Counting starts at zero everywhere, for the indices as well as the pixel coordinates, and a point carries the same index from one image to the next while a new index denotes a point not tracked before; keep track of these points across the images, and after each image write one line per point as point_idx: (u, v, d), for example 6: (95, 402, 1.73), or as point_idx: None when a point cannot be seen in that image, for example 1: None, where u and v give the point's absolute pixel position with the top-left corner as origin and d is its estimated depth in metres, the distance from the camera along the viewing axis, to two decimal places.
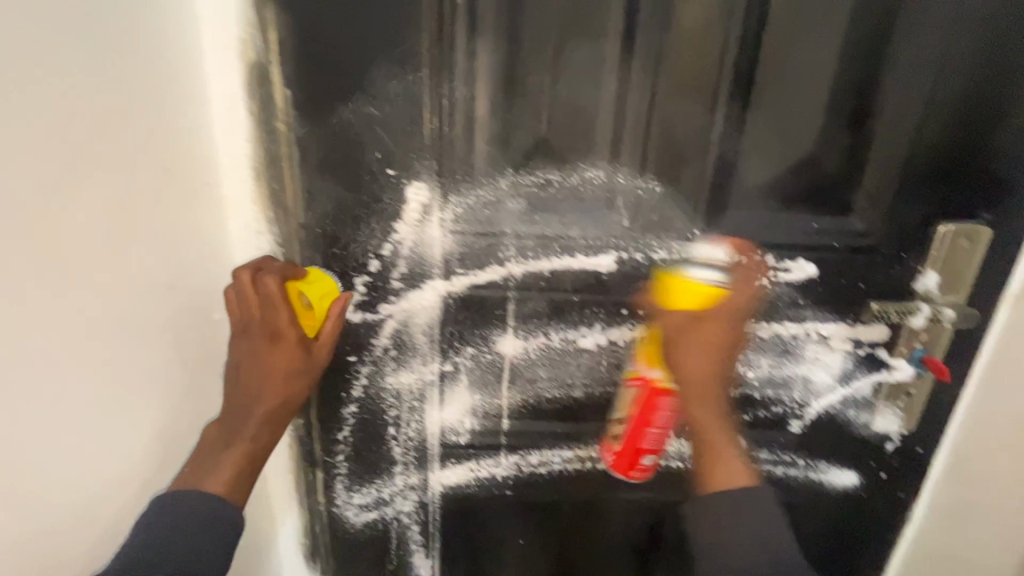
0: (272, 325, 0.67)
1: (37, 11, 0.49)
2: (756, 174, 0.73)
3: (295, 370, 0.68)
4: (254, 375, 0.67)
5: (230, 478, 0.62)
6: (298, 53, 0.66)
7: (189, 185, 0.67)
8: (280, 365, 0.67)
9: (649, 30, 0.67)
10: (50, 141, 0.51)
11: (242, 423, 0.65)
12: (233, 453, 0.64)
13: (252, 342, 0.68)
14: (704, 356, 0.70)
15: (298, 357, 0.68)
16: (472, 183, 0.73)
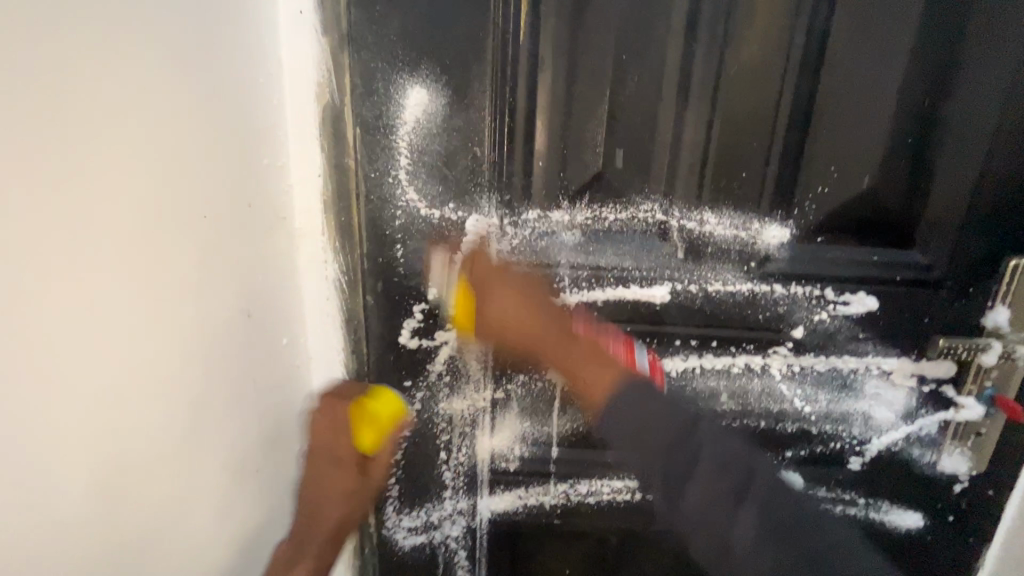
0: (333, 450, 0.72)
1: (163, 66, 0.53)
2: (814, 207, 0.73)
3: (352, 491, 0.72)
4: (322, 493, 0.72)
5: None
6: (370, 95, 0.71)
7: (267, 218, 0.71)
8: (339, 489, 0.72)
9: (706, 68, 0.69)
10: (167, 185, 0.55)
11: (312, 541, 0.71)
12: (302, 568, 0.70)
13: (336, 464, 0.72)
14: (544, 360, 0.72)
15: (355, 481, 0.72)
16: (528, 216, 0.76)
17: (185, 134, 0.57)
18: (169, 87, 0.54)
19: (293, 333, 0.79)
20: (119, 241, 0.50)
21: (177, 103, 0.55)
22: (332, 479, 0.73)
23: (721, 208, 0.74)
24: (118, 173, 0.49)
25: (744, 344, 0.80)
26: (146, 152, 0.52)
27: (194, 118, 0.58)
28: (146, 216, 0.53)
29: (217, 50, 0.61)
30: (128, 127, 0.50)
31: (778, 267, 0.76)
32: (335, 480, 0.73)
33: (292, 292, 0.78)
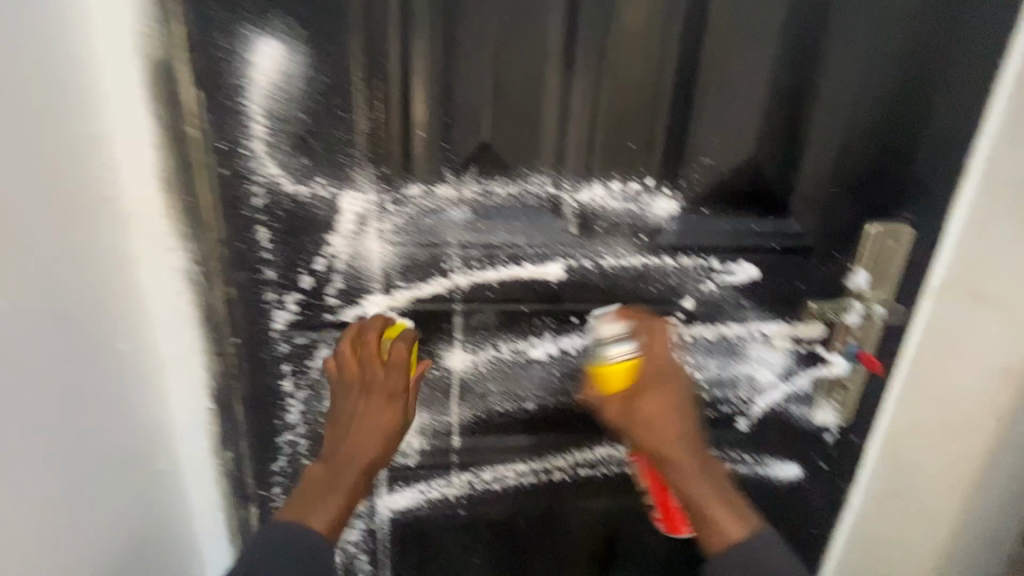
0: (391, 385, 0.68)
1: None
2: (699, 179, 0.73)
3: (395, 429, 0.69)
4: (374, 431, 0.68)
5: (331, 521, 0.64)
6: (207, 50, 0.59)
7: (81, 200, 0.58)
8: (382, 426, 0.68)
9: (591, 31, 0.65)
10: None
11: (345, 469, 0.66)
12: (337, 497, 0.65)
13: (373, 397, 0.68)
14: (667, 418, 0.70)
15: (397, 417, 0.69)
16: (411, 191, 0.69)
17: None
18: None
19: (134, 337, 0.67)
20: None
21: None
22: (371, 413, 0.68)
23: (612, 181, 0.72)
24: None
25: None
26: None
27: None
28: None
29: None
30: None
31: (668, 239, 0.76)
32: (374, 411, 0.68)
33: (128, 287, 0.65)
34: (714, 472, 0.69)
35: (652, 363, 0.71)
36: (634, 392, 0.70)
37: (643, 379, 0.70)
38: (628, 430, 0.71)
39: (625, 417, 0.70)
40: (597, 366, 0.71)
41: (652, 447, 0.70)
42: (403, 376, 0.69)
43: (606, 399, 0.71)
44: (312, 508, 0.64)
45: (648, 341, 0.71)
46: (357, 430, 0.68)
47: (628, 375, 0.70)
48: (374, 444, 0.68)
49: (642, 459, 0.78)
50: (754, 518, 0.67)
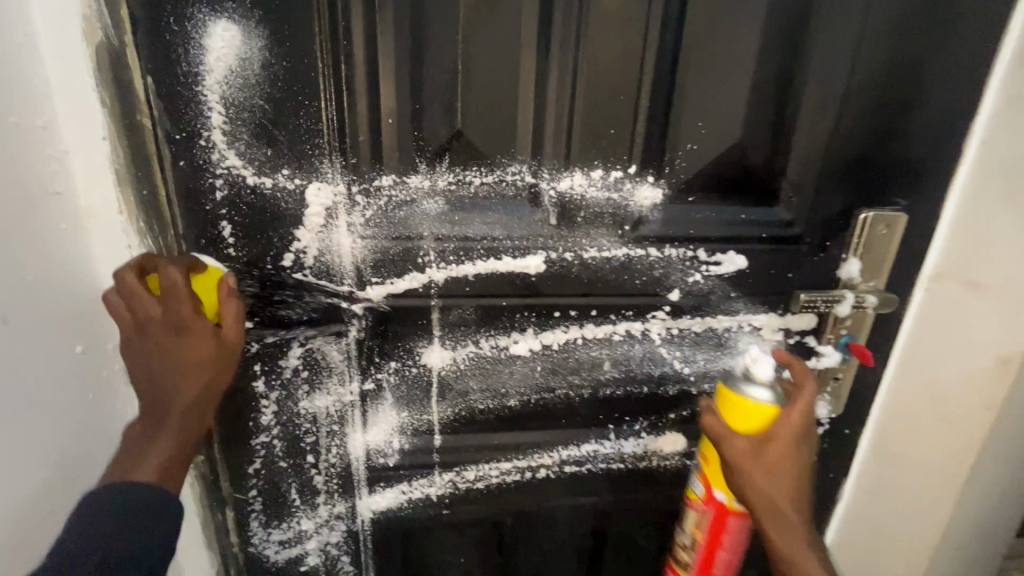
0: (172, 319, 0.58)
1: None
2: (684, 166, 0.70)
3: (219, 362, 0.60)
4: (174, 367, 0.59)
5: (161, 465, 0.59)
6: (158, 34, 0.56)
7: (28, 196, 0.55)
8: (191, 357, 0.59)
9: (567, 10, 0.62)
10: None
11: (162, 405, 0.60)
12: (165, 436, 0.60)
13: (156, 335, 0.59)
14: (772, 484, 0.71)
15: (213, 351, 0.59)
16: (382, 183, 0.66)
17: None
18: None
19: (93, 339, 0.63)
20: None
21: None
22: (172, 348, 0.58)
23: (592, 169, 0.69)
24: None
25: (624, 311, 0.77)
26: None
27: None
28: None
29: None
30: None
31: (652, 229, 0.73)
32: (182, 345, 0.59)
33: (88, 288, 0.62)
34: (808, 523, 0.74)
35: (799, 415, 0.71)
36: (773, 430, 0.70)
37: (784, 422, 0.70)
38: (742, 470, 0.71)
39: (755, 462, 0.70)
40: (734, 403, 0.71)
41: (759, 504, 0.71)
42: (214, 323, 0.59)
43: (739, 432, 0.70)
44: (141, 445, 0.60)
45: (805, 389, 0.73)
46: (171, 356, 0.59)
47: (771, 423, 0.70)
48: (196, 376, 0.60)
49: (716, 506, 0.76)
50: (825, 557, 0.74)
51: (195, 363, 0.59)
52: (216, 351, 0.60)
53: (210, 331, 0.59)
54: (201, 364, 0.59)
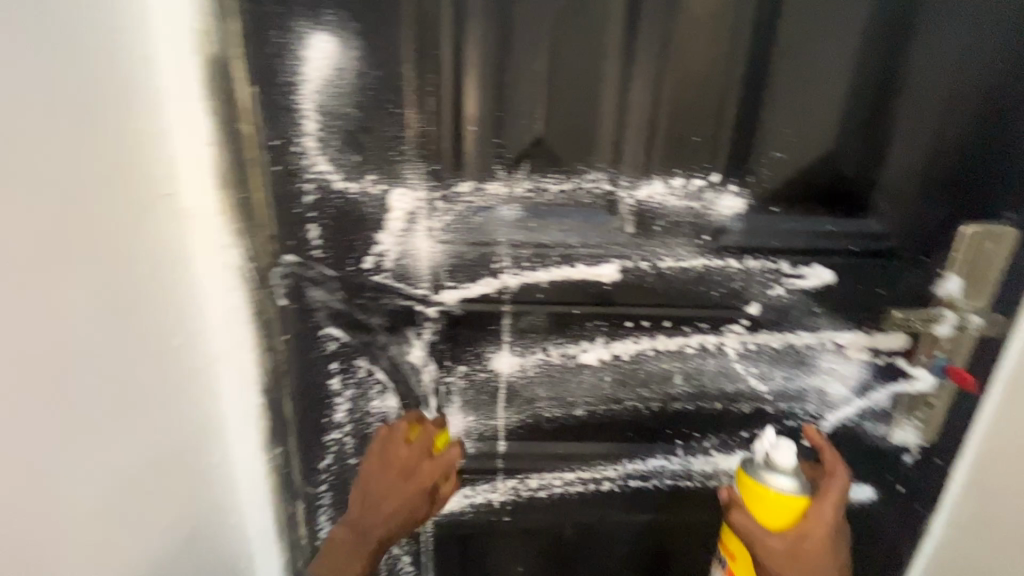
0: (415, 471, 0.68)
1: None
2: (769, 174, 0.68)
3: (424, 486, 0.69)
4: (389, 496, 0.68)
5: (359, 570, 0.71)
6: (263, 46, 0.59)
7: (143, 196, 0.59)
8: (412, 490, 0.68)
9: (654, 16, 0.61)
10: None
11: (371, 529, 0.69)
12: (363, 559, 0.71)
13: (388, 473, 0.68)
14: None
15: (427, 481, 0.68)
16: (461, 188, 0.67)
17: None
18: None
19: (190, 332, 0.67)
20: None
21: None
22: (393, 492, 0.68)
23: (673, 177, 0.67)
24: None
25: (699, 323, 0.75)
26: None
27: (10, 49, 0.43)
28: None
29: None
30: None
31: (733, 239, 0.70)
32: (399, 488, 0.68)
33: (188, 283, 0.66)
34: None
35: (835, 507, 0.65)
36: (809, 532, 0.64)
37: (817, 523, 0.64)
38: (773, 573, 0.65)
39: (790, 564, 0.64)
40: (761, 495, 0.66)
41: None
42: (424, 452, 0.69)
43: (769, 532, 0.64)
44: (342, 562, 0.70)
45: (836, 476, 0.67)
46: (387, 497, 0.68)
47: (804, 517, 0.65)
48: (399, 514, 0.69)
49: None
50: None
51: (396, 512, 0.69)
52: (411, 455, 0.69)
53: (427, 500, 0.71)
54: (402, 521, 0.70)
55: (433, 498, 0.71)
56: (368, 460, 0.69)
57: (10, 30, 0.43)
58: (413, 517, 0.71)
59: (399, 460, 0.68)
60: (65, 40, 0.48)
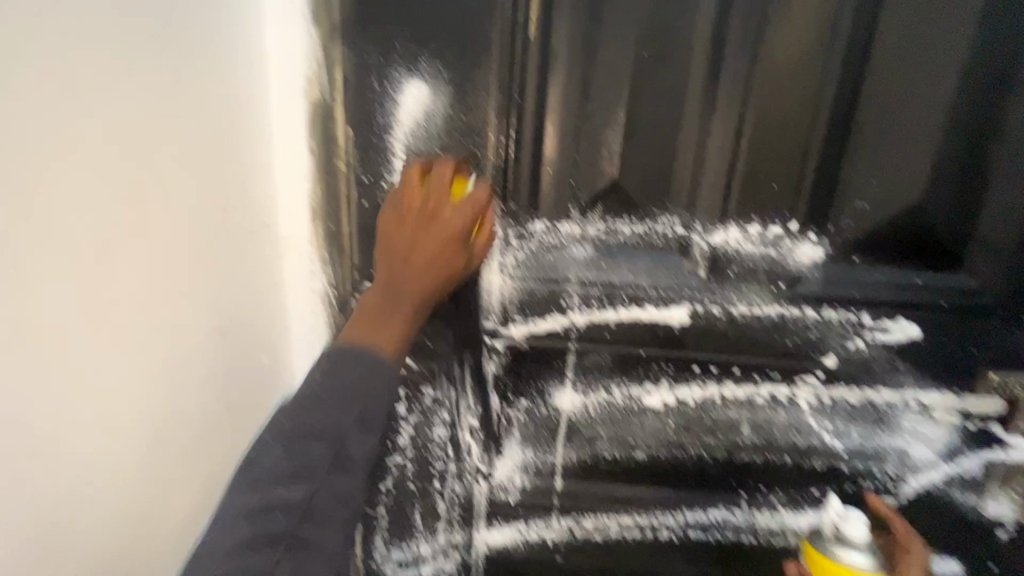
0: (444, 224, 0.59)
1: (132, 55, 0.48)
2: (851, 225, 0.66)
3: (453, 239, 0.59)
4: (415, 248, 0.58)
5: (401, 337, 0.57)
6: (363, 92, 0.64)
7: (247, 225, 0.64)
8: (438, 233, 0.58)
9: (735, 68, 0.62)
10: (130, 191, 0.49)
11: (388, 309, 0.57)
12: (393, 328, 0.57)
13: (414, 223, 0.59)
14: None
15: (456, 241, 0.59)
16: (535, 228, 0.69)
17: (130, 116, 0.48)
18: (105, 59, 0.45)
19: (274, 351, 0.72)
20: (63, 252, 0.44)
21: (119, 76, 0.47)
22: (422, 241, 0.58)
23: (749, 224, 0.67)
24: (33, 156, 0.41)
25: (770, 372, 0.73)
26: (73, 136, 0.44)
27: (148, 100, 0.50)
28: (72, 212, 0.44)
29: (184, 26, 0.52)
30: (40, 101, 0.41)
31: (810, 289, 0.69)
32: (428, 225, 0.59)
33: (276, 306, 0.71)
34: None
35: None
36: None
37: None
38: None
39: None
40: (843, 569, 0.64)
41: None
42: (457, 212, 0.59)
43: None
44: (377, 322, 0.57)
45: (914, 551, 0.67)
46: (415, 255, 0.58)
47: None
48: (429, 274, 0.58)
49: None
50: None
51: (433, 263, 0.59)
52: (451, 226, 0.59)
53: (461, 241, 0.60)
54: (440, 278, 0.60)
55: (464, 271, 0.62)
56: (388, 272, 0.59)
57: (152, 83, 0.50)
58: (451, 277, 0.60)
59: (426, 207, 0.59)
60: (196, 88, 0.54)
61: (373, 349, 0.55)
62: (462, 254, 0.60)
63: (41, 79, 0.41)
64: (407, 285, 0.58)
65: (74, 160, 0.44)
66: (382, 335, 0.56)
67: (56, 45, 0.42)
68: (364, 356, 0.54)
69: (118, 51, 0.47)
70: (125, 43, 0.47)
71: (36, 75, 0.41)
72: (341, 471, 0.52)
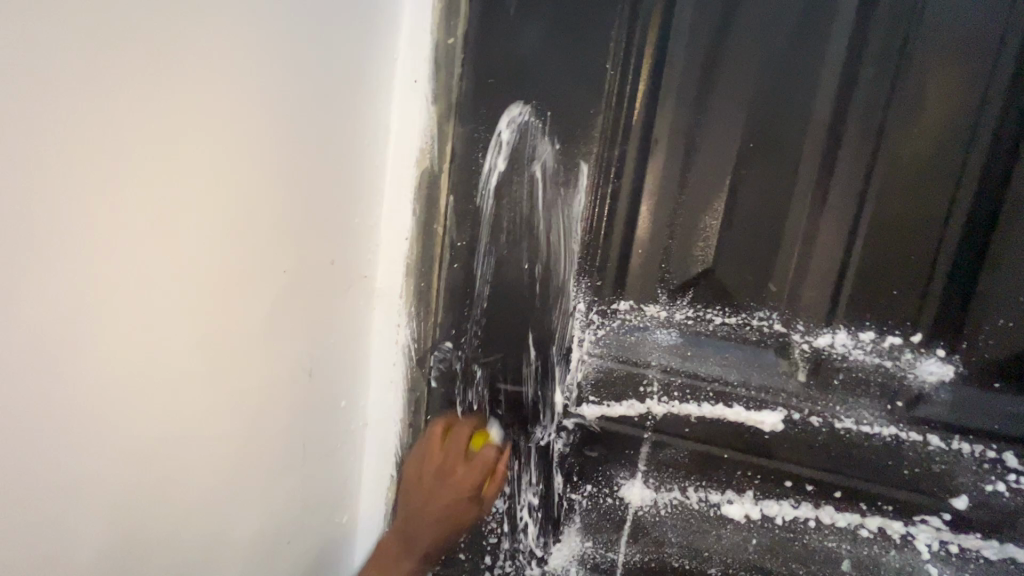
0: (456, 483, 0.69)
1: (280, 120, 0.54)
2: (990, 344, 0.58)
3: (463, 496, 0.69)
4: (436, 479, 0.70)
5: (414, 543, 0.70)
6: (467, 163, 0.68)
7: (349, 276, 0.69)
8: (446, 495, 0.69)
9: (852, 164, 0.59)
10: (256, 246, 0.54)
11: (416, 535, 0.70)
12: (422, 514, 0.70)
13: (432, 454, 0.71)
14: None
15: (464, 501, 0.70)
16: (619, 307, 0.67)
17: (275, 174, 0.55)
18: (264, 124, 0.52)
19: (352, 395, 0.75)
20: (199, 299, 0.49)
21: (265, 141, 0.53)
22: (437, 495, 0.69)
23: (863, 330, 0.61)
24: (196, 203, 0.47)
25: (881, 504, 0.63)
26: (231, 189, 0.50)
27: (290, 159, 0.56)
28: (216, 256, 0.50)
29: (327, 101, 0.60)
30: (211, 164, 0.48)
31: (935, 412, 0.60)
32: (444, 484, 0.70)
33: (361, 352, 0.75)
34: None
35: None
36: None
37: None
38: None
39: None
40: None
41: None
42: (477, 476, 0.69)
43: None
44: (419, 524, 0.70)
45: None
46: (436, 495, 0.70)
47: None
48: (443, 499, 0.69)
49: None
50: None
51: (443, 517, 0.70)
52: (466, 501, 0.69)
53: (472, 500, 0.70)
54: (448, 522, 0.70)
55: (471, 519, 0.71)
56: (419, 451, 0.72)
57: (289, 146, 0.56)
58: (461, 516, 0.70)
59: (449, 463, 0.70)
60: (325, 152, 0.61)
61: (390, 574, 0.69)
62: (470, 506, 0.70)
63: (214, 138, 0.47)
64: (426, 510, 0.70)
65: (227, 210, 0.50)
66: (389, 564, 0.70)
67: (233, 110, 0.48)
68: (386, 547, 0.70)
69: (274, 120, 0.53)
70: (280, 111, 0.54)
71: (214, 136, 0.47)
72: None
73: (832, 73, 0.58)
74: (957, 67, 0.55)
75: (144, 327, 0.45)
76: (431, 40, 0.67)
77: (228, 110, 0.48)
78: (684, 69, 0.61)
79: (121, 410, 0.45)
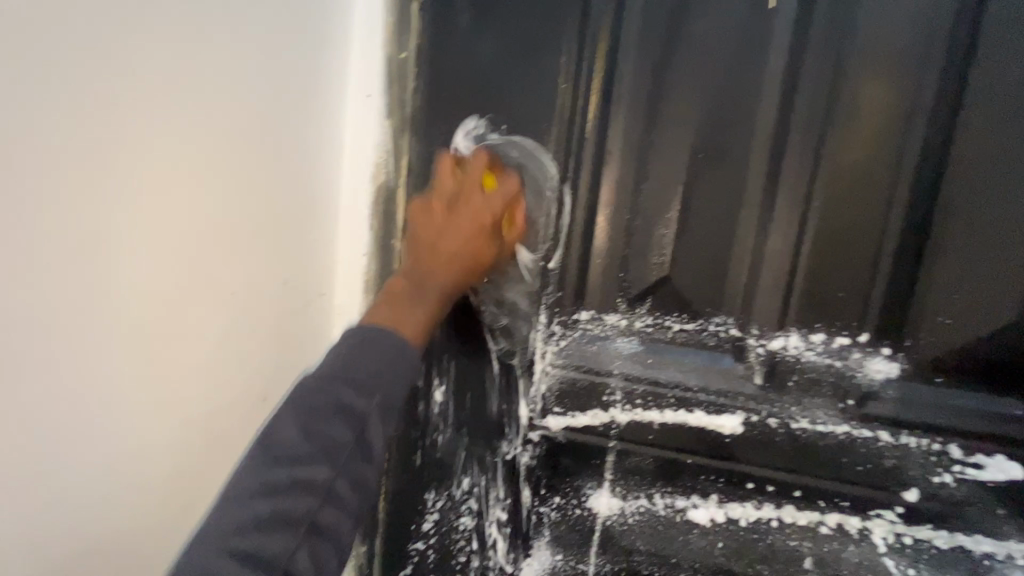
0: (461, 253, 0.60)
1: (228, 141, 0.52)
2: (929, 342, 0.61)
3: (476, 245, 0.61)
4: (441, 237, 0.60)
5: (427, 317, 0.57)
6: (424, 176, 0.67)
7: (307, 294, 0.67)
8: (459, 235, 0.60)
9: (795, 171, 0.61)
10: (202, 268, 0.52)
11: (418, 295, 0.58)
12: (414, 317, 0.56)
13: (446, 210, 0.61)
14: None
15: (488, 238, 0.62)
16: (580, 316, 0.68)
17: (222, 194, 0.53)
18: (208, 144, 0.51)
19: None
20: (138, 325, 0.47)
21: (210, 162, 0.51)
22: (450, 237, 0.60)
23: (813, 332, 0.63)
24: (130, 226, 0.45)
25: (839, 501, 0.65)
26: (169, 206, 0.48)
27: (239, 179, 0.55)
28: (156, 275, 0.48)
29: (277, 118, 0.58)
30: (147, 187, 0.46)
31: (883, 409, 0.62)
32: (441, 228, 0.60)
33: None
34: None
35: None
36: None
37: None
38: None
39: None
40: None
41: None
42: (472, 251, 0.60)
43: None
44: (405, 306, 0.56)
45: None
46: (443, 242, 0.59)
47: None
48: (461, 238, 0.60)
49: None
50: None
51: (459, 258, 0.60)
52: (478, 241, 0.61)
53: (487, 238, 0.61)
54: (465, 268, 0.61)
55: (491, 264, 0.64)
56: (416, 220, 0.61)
57: (237, 166, 0.54)
58: (471, 267, 0.61)
59: (467, 216, 0.60)
60: (276, 170, 0.59)
61: (396, 339, 0.52)
62: (492, 247, 0.62)
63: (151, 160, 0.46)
64: (430, 271, 0.59)
65: (167, 232, 0.48)
66: (404, 323, 0.55)
67: (164, 121, 0.46)
68: (387, 343, 0.51)
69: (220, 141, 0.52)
70: (227, 132, 0.52)
71: (150, 153, 0.46)
72: (363, 456, 0.48)
73: (774, 86, 0.60)
74: (886, 81, 0.58)
75: (77, 351, 0.43)
76: (384, 55, 0.66)
77: (157, 122, 0.46)
78: (633, 83, 0.62)
79: (48, 443, 0.43)
